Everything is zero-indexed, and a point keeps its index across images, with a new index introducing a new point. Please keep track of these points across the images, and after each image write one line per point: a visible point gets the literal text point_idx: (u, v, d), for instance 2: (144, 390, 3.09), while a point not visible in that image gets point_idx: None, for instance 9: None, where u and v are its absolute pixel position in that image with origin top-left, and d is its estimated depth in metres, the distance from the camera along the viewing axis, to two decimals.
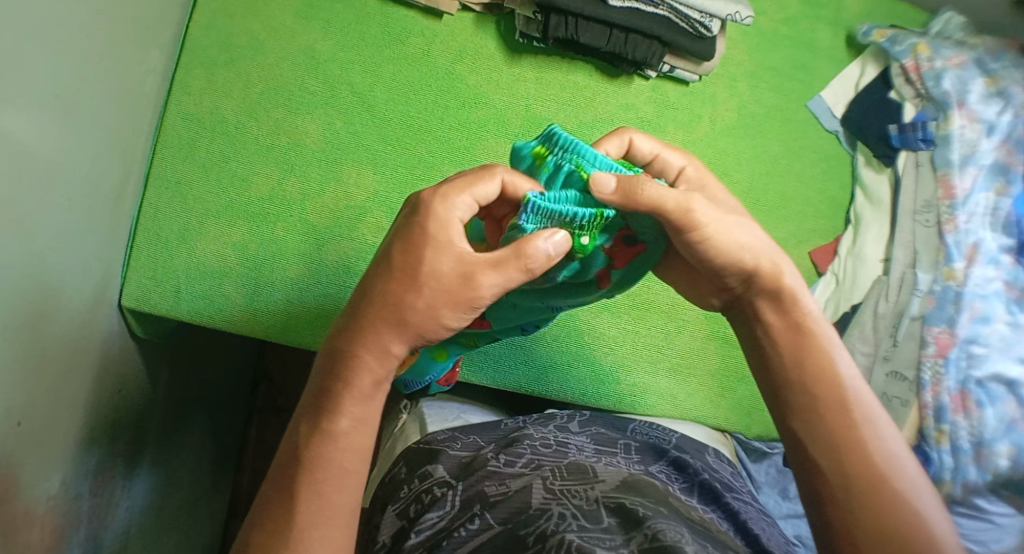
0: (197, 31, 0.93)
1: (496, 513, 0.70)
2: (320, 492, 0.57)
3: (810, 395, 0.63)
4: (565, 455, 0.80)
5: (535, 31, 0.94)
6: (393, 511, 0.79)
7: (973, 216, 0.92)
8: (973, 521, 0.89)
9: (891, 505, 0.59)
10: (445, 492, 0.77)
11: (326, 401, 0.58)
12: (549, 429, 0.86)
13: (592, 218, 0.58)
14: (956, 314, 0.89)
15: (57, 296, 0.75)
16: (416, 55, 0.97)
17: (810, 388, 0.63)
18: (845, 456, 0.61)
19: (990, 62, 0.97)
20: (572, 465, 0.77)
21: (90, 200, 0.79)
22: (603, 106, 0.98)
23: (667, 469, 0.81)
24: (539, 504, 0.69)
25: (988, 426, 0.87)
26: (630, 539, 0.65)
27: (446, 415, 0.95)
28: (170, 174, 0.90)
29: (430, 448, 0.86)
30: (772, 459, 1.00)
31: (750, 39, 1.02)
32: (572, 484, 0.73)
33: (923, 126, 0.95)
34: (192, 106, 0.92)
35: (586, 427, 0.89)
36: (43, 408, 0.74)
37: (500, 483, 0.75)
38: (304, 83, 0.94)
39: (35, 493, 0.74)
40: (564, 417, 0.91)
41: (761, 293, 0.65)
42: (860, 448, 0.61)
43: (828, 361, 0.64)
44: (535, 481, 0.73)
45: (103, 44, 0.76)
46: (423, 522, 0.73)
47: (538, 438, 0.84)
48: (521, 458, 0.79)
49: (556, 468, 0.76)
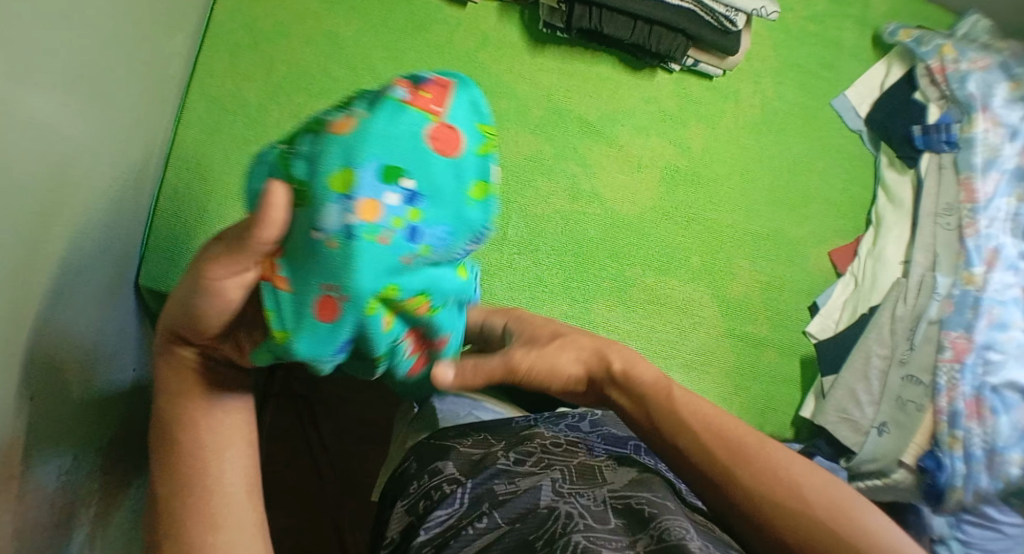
0: (220, 13, 0.93)
1: (504, 512, 0.71)
2: (207, 467, 0.57)
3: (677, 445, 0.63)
4: (575, 456, 0.81)
5: (559, 22, 0.93)
6: (402, 506, 0.79)
7: (994, 221, 0.90)
8: (981, 530, 0.87)
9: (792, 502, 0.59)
10: (455, 489, 0.77)
11: (166, 405, 0.59)
12: (560, 429, 0.87)
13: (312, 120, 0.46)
14: (974, 318, 0.88)
15: (73, 272, 0.74)
16: (439, 42, 0.96)
17: (673, 438, 0.63)
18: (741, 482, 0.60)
19: (1016, 66, 0.95)
20: (582, 467, 0.78)
21: (111, 179, 0.78)
22: (625, 99, 0.97)
23: None
24: (547, 504, 0.70)
25: (1001, 434, 0.85)
26: (636, 541, 0.64)
27: (456, 410, 0.94)
28: (190, 155, 0.90)
29: (441, 444, 0.85)
30: None
31: (776, 35, 1.01)
32: (580, 485, 0.74)
33: (947, 129, 0.94)
34: (212, 87, 0.91)
35: (596, 427, 0.89)
36: (57, 385, 0.74)
37: (510, 482, 0.76)
38: (326, 67, 0.94)
39: (46, 471, 0.73)
40: (575, 416, 0.91)
41: (611, 383, 0.67)
42: (743, 462, 0.61)
43: (664, 402, 0.64)
44: (544, 482, 0.74)
45: (126, 22, 0.75)
46: (432, 519, 0.73)
47: (549, 437, 0.84)
48: (531, 456, 0.80)
49: (566, 468, 0.78)
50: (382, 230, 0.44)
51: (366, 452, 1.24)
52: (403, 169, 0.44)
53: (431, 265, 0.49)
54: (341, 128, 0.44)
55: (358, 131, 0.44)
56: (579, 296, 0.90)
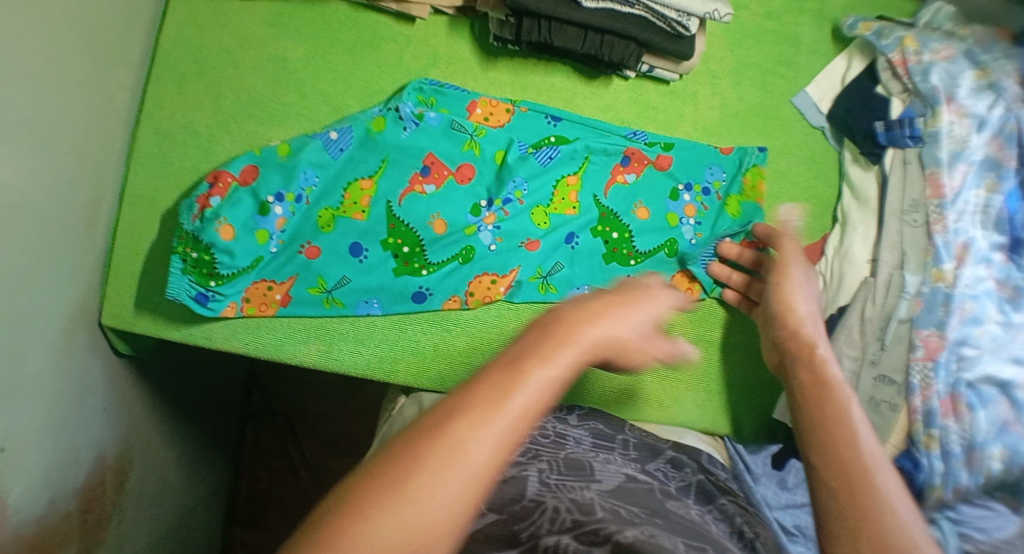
0: (166, 43, 0.91)
1: (491, 500, 0.70)
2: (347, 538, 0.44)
3: (822, 397, 0.67)
4: (562, 447, 0.80)
5: (508, 34, 0.91)
6: None
7: (963, 214, 0.89)
8: (975, 506, 0.82)
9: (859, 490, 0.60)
10: None
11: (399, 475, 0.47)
12: (548, 419, 0.87)
13: (256, 261, 0.88)
14: (945, 316, 0.86)
15: (31, 321, 0.75)
16: (389, 62, 0.94)
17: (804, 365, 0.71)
18: (831, 440, 0.63)
19: (981, 53, 0.92)
20: (570, 459, 0.77)
21: (61, 224, 0.79)
22: (582, 108, 0.97)
23: (664, 468, 0.82)
24: (534, 495, 0.69)
25: (980, 429, 0.83)
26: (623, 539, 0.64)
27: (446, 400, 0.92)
28: (143, 191, 0.90)
29: None
30: (768, 450, 0.96)
31: (732, 34, 1.00)
32: (568, 479, 0.73)
33: (911, 123, 0.92)
34: (162, 121, 0.90)
35: (585, 420, 0.89)
36: (26, 430, 0.75)
37: (496, 470, 0.75)
38: (276, 93, 0.92)
39: (20, 516, 0.74)
40: (564, 409, 0.91)
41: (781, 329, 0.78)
42: (841, 438, 0.63)
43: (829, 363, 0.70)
44: (531, 471, 0.73)
45: (67, 68, 0.75)
46: None
47: (536, 428, 0.84)
48: (519, 447, 0.79)
49: (553, 460, 0.77)
50: (287, 212, 0.88)
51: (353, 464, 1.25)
52: (263, 200, 0.87)
53: (333, 169, 0.90)
54: (227, 232, 0.86)
55: (238, 213, 0.86)
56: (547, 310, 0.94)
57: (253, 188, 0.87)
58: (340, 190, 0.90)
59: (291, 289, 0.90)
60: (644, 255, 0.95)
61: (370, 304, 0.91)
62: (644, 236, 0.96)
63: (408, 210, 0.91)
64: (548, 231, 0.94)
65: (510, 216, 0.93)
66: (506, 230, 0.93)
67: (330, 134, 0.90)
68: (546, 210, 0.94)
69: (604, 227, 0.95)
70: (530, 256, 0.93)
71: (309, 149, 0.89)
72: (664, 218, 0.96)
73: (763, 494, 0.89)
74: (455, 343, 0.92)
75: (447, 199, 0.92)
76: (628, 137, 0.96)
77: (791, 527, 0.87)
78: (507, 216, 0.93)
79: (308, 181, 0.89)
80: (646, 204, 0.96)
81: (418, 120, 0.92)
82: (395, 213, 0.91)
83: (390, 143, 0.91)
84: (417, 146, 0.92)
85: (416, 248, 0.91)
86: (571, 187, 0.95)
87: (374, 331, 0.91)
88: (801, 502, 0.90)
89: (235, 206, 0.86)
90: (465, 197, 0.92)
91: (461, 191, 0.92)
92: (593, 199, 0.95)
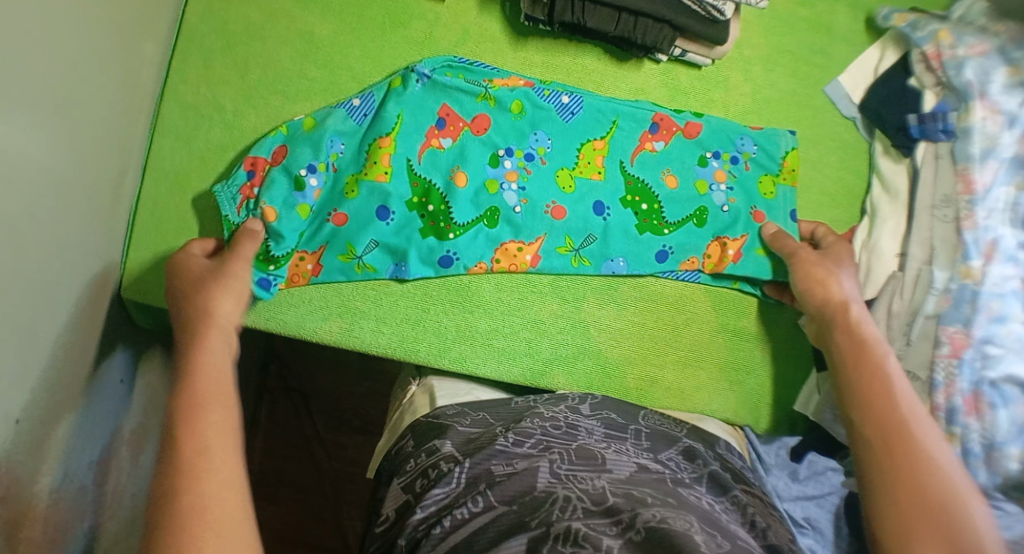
0: (193, 15, 0.90)
1: (499, 492, 0.69)
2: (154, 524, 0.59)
3: (872, 378, 0.80)
4: (574, 439, 0.79)
5: (541, 14, 0.88)
6: (399, 485, 0.78)
7: (992, 212, 0.88)
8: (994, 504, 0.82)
9: (916, 476, 0.71)
10: (451, 467, 0.75)
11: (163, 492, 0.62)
12: (560, 409, 0.86)
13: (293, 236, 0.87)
14: (972, 314, 0.86)
15: (54, 292, 0.74)
16: (419, 39, 0.93)
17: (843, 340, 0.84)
18: (884, 426, 0.76)
19: (1014, 50, 0.91)
20: (581, 449, 0.76)
21: (86, 195, 0.78)
22: (612, 92, 0.96)
23: (678, 457, 0.82)
24: (543, 487, 0.68)
25: (1000, 429, 0.83)
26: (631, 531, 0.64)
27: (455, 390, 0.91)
28: (167, 164, 0.88)
29: (439, 423, 0.83)
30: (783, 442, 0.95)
31: (766, 22, 0.99)
32: (580, 470, 0.72)
33: (944, 118, 0.91)
34: (187, 93, 0.89)
35: (597, 409, 0.88)
36: (46, 400, 0.75)
37: (507, 463, 0.74)
38: (303, 69, 0.91)
39: (38, 486, 0.74)
40: (576, 398, 0.89)
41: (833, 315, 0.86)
42: (905, 426, 0.75)
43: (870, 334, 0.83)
44: (542, 463, 0.72)
45: (96, 36, 0.74)
46: (429, 498, 0.72)
47: (548, 418, 0.83)
48: (530, 438, 0.78)
49: (565, 451, 0.76)
50: (313, 182, 0.87)
51: (366, 444, 1.24)
52: (295, 173, 0.87)
53: (354, 130, 0.89)
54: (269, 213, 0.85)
55: (276, 193, 0.86)
56: (568, 295, 0.94)
57: (285, 164, 0.87)
58: (362, 152, 0.89)
59: (323, 256, 0.88)
60: (675, 225, 0.94)
61: (401, 268, 0.89)
62: (672, 207, 0.94)
63: (429, 165, 0.89)
64: (573, 192, 0.92)
65: (533, 175, 0.92)
66: (531, 185, 0.92)
67: (353, 100, 0.89)
68: (570, 173, 0.93)
69: (633, 196, 0.94)
70: (554, 225, 0.92)
71: (334, 119, 0.88)
72: (692, 188, 0.95)
73: (773, 485, 0.89)
74: (477, 325, 0.92)
75: (469, 154, 0.90)
76: (653, 116, 0.95)
77: (800, 519, 0.86)
78: (531, 174, 0.92)
79: (334, 148, 0.88)
80: (674, 172, 0.95)
81: (428, 80, 0.90)
82: (414, 169, 0.89)
83: (406, 100, 0.89)
84: (431, 105, 0.90)
85: (442, 206, 0.89)
86: (597, 151, 0.94)
87: (395, 308, 0.90)
88: (812, 494, 0.89)
89: (273, 186, 0.86)
90: (484, 155, 0.91)
91: (478, 145, 0.91)
92: (619, 165, 0.94)
